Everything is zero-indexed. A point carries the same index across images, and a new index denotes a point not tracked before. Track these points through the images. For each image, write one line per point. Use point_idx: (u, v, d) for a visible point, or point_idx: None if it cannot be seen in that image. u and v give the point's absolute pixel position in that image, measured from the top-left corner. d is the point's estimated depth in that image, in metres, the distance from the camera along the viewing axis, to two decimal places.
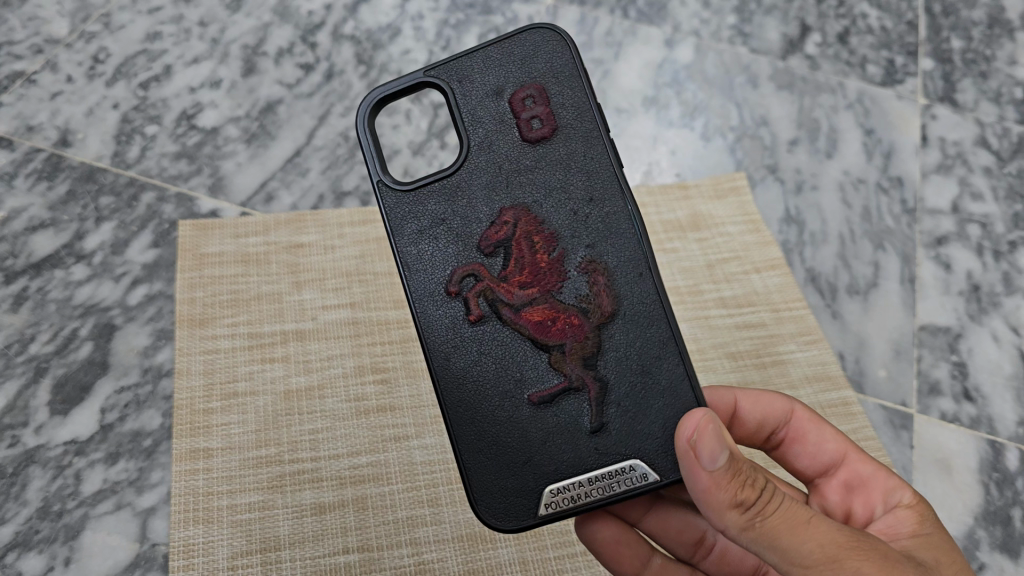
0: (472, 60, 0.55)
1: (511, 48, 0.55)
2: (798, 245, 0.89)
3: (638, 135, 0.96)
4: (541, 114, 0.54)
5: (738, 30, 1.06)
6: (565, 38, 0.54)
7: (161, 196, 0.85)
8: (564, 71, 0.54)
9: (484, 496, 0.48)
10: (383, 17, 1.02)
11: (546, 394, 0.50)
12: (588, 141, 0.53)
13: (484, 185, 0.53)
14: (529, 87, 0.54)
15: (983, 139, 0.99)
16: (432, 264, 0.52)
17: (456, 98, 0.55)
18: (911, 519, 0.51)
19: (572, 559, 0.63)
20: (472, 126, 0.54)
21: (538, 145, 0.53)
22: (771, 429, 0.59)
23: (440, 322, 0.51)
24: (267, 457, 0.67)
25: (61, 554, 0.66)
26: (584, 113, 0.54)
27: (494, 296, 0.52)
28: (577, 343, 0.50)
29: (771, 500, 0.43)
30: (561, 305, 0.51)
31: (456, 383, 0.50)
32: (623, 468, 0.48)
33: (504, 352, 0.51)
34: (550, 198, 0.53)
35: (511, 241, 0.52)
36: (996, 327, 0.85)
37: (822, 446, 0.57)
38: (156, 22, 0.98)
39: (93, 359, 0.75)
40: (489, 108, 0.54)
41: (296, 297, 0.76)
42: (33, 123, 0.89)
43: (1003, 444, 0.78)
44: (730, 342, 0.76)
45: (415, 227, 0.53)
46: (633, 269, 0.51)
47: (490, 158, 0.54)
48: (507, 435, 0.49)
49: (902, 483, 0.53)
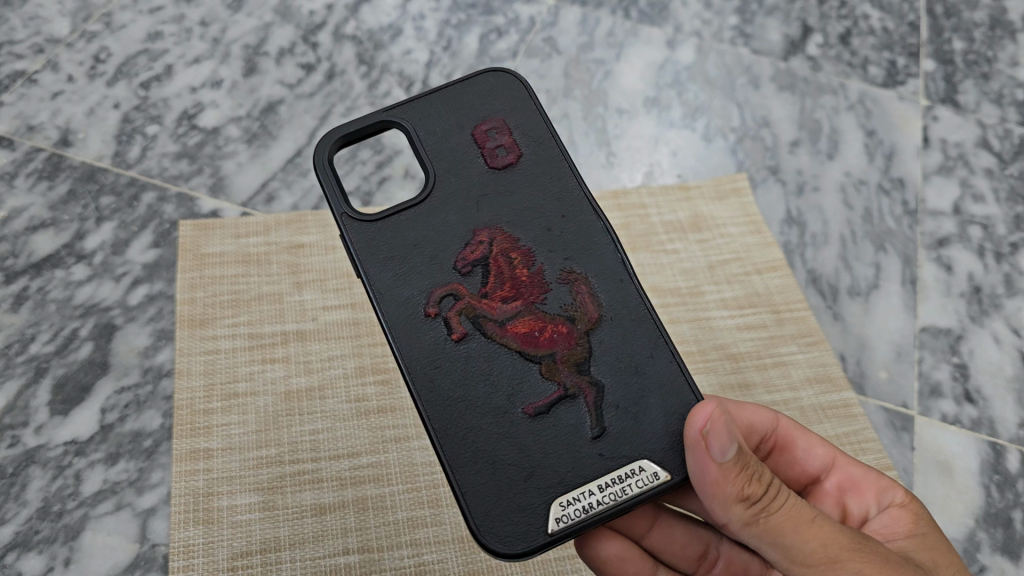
0: (430, 101, 0.58)
1: (468, 88, 0.58)
2: (799, 246, 0.89)
3: (639, 136, 0.96)
4: (506, 142, 0.56)
5: (739, 31, 1.06)
6: (519, 77, 0.58)
7: (162, 196, 0.85)
8: (522, 106, 0.58)
9: (486, 519, 0.47)
10: (384, 18, 1.02)
11: (542, 404, 0.49)
12: (554, 163, 0.56)
13: (457, 210, 0.54)
14: (492, 119, 0.57)
15: (985, 141, 0.99)
16: (407, 288, 0.52)
17: (417, 134, 0.57)
18: (907, 519, 0.53)
19: (572, 561, 0.64)
20: (436, 159, 0.56)
21: (506, 171, 0.56)
22: (761, 436, 0.57)
23: (423, 344, 0.51)
24: (268, 458, 0.67)
25: (61, 554, 0.65)
26: (546, 141, 0.56)
27: (476, 313, 0.52)
28: (567, 350, 0.51)
29: (776, 498, 0.45)
30: (546, 315, 0.52)
31: (443, 406, 0.49)
32: (634, 470, 0.48)
33: (489, 366, 0.50)
34: (522, 217, 0.54)
35: (488, 259, 0.53)
36: (997, 328, 0.85)
37: (811, 452, 0.57)
38: (157, 21, 0.98)
39: (93, 359, 0.75)
40: (452, 141, 0.57)
41: (297, 297, 0.76)
42: (34, 122, 0.89)
43: (1004, 446, 0.78)
44: (730, 343, 0.76)
45: (385, 255, 0.53)
46: (612, 277, 0.52)
47: (458, 184, 0.55)
48: (505, 451, 0.48)
49: (893, 482, 0.55)
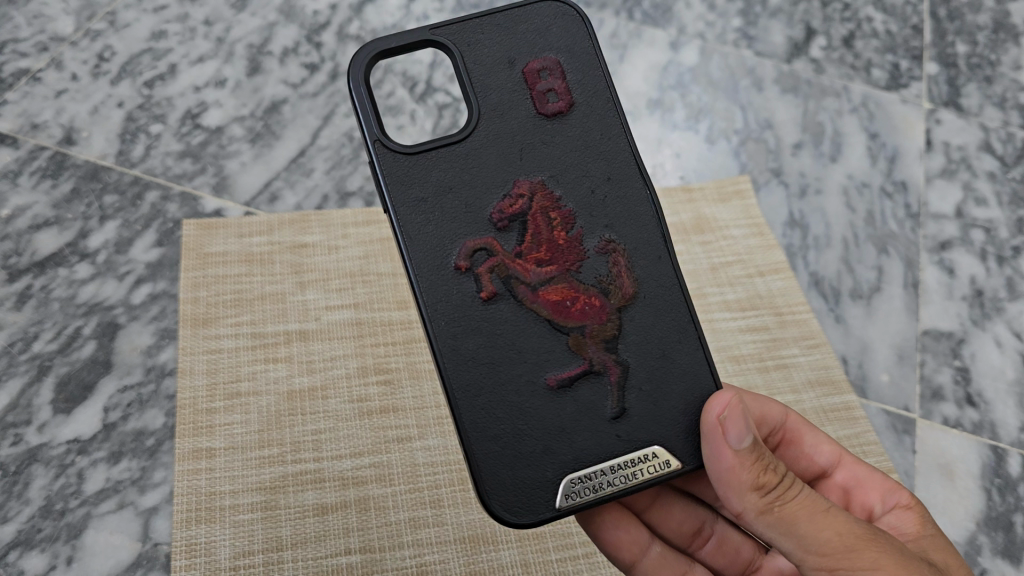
0: (479, 27, 0.55)
1: (521, 19, 0.55)
2: (801, 248, 0.89)
3: (643, 137, 0.96)
4: (557, 88, 0.54)
5: (743, 33, 1.06)
6: (577, 12, 0.56)
7: (166, 195, 0.85)
8: (579, 48, 0.55)
9: (497, 489, 0.48)
10: (388, 18, 1.02)
11: (565, 377, 0.50)
12: (605, 118, 0.54)
13: (498, 158, 0.53)
14: (544, 59, 0.55)
15: (988, 144, 0.99)
16: (436, 236, 0.52)
17: (464, 62, 0.54)
18: (912, 520, 0.53)
19: (574, 563, 0.64)
20: (482, 95, 0.54)
21: (554, 118, 0.54)
22: (768, 430, 0.58)
23: (450, 299, 0.51)
24: (270, 457, 0.67)
25: (63, 552, 0.66)
26: (599, 92, 0.55)
27: (508, 273, 0.52)
28: (598, 325, 0.51)
29: (790, 488, 0.47)
30: (580, 285, 0.52)
31: (466, 365, 0.50)
32: (646, 455, 0.49)
33: (518, 334, 0.51)
34: (567, 174, 0.54)
35: (527, 215, 0.53)
36: (998, 332, 0.85)
37: (818, 448, 0.58)
38: (161, 20, 0.98)
39: (96, 358, 0.75)
40: (500, 75, 0.55)
41: (300, 297, 0.76)
42: (38, 121, 0.89)
43: (1006, 450, 0.78)
44: (733, 345, 0.76)
45: (419, 194, 0.52)
46: (652, 252, 0.53)
47: (502, 126, 0.54)
48: (524, 421, 0.49)
49: (898, 484, 0.55)
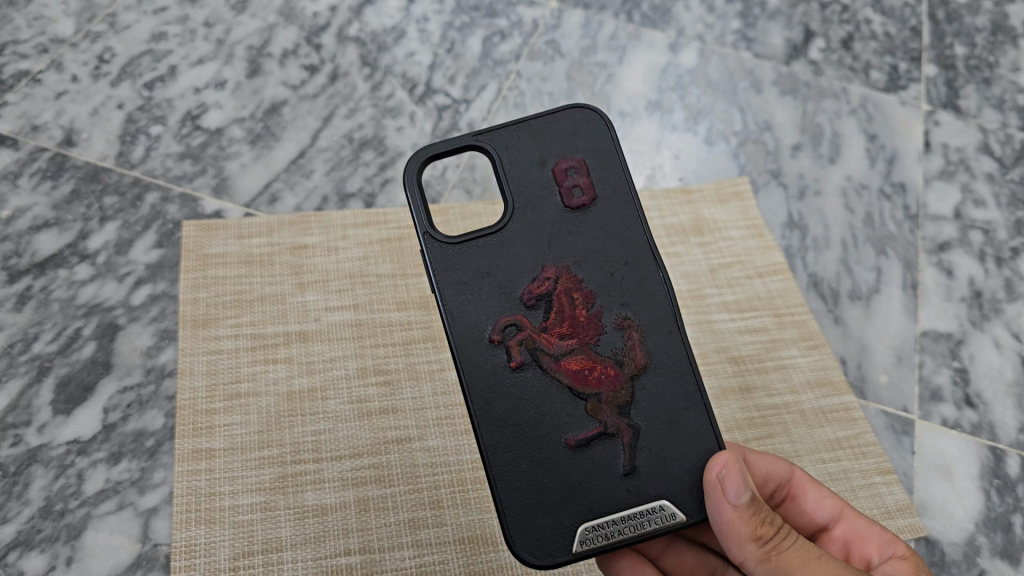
0: (514, 132, 0.56)
1: (552, 124, 0.56)
2: (800, 250, 0.89)
3: (642, 139, 0.96)
4: (583, 184, 0.55)
5: (742, 35, 1.06)
6: (603, 117, 0.56)
7: (165, 197, 0.85)
8: (605, 150, 0.56)
9: (520, 534, 0.48)
10: (388, 20, 1.02)
11: (583, 438, 0.50)
12: (626, 212, 0.55)
13: (530, 246, 0.54)
14: (571, 158, 0.56)
15: (986, 146, 0.99)
16: (473, 317, 0.52)
17: (500, 163, 0.55)
18: (907, 570, 0.53)
19: (573, 562, 0.64)
20: (517, 191, 0.55)
21: (579, 212, 0.55)
22: (774, 486, 0.58)
23: (482, 368, 0.51)
24: (270, 458, 0.67)
25: (63, 553, 0.66)
26: (622, 189, 0.55)
27: (535, 345, 0.52)
28: (612, 392, 0.51)
29: (785, 539, 0.48)
30: (597, 355, 0.52)
31: (496, 424, 0.50)
32: (653, 508, 0.49)
33: (544, 400, 0.51)
34: (591, 259, 0.54)
35: (552, 296, 0.53)
36: (997, 333, 0.86)
37: (820, 502, 0.58)
38: (161, 22, 0.99)
39: (96, 359, 0.75)
40: (532, 174, 0.55)
41: (300, 298, 0.76)
42: (38, 122, 0.89)
43: (1005, 450, 0.78)
44: (733, 346, 0.76)
45: (459, 277, 0.53)
46: (663, 327, 0.52)
47: (535, 219, 0.54)
48: (546, 476, 0.49)
49: (895, 537, 0.55)
